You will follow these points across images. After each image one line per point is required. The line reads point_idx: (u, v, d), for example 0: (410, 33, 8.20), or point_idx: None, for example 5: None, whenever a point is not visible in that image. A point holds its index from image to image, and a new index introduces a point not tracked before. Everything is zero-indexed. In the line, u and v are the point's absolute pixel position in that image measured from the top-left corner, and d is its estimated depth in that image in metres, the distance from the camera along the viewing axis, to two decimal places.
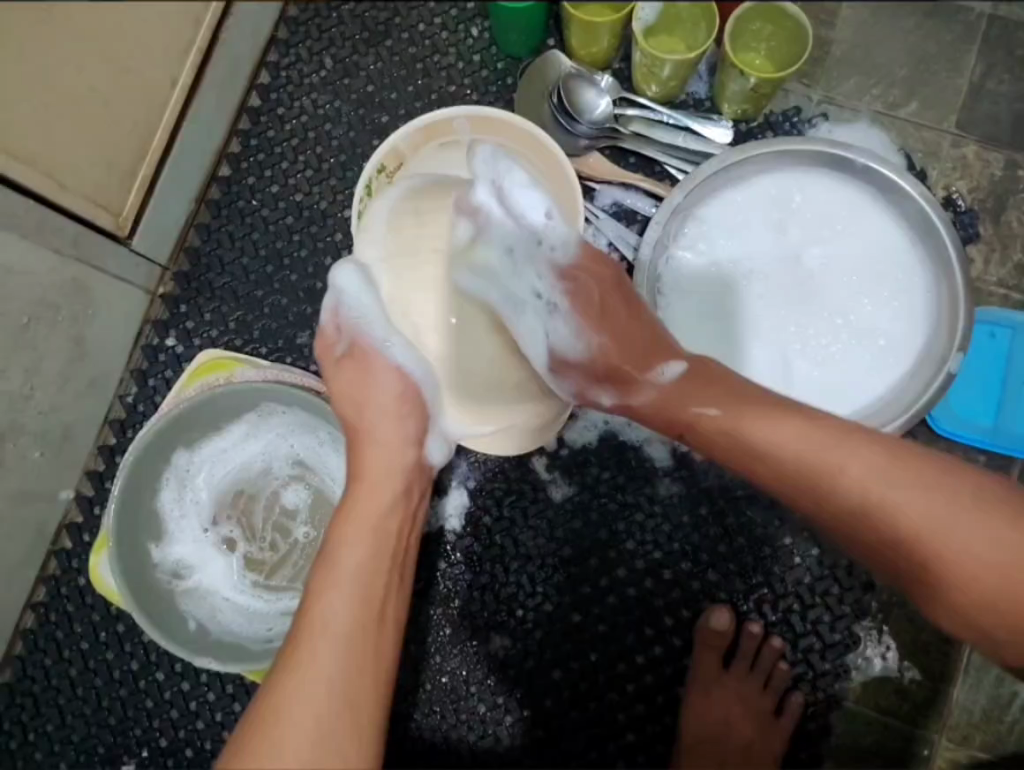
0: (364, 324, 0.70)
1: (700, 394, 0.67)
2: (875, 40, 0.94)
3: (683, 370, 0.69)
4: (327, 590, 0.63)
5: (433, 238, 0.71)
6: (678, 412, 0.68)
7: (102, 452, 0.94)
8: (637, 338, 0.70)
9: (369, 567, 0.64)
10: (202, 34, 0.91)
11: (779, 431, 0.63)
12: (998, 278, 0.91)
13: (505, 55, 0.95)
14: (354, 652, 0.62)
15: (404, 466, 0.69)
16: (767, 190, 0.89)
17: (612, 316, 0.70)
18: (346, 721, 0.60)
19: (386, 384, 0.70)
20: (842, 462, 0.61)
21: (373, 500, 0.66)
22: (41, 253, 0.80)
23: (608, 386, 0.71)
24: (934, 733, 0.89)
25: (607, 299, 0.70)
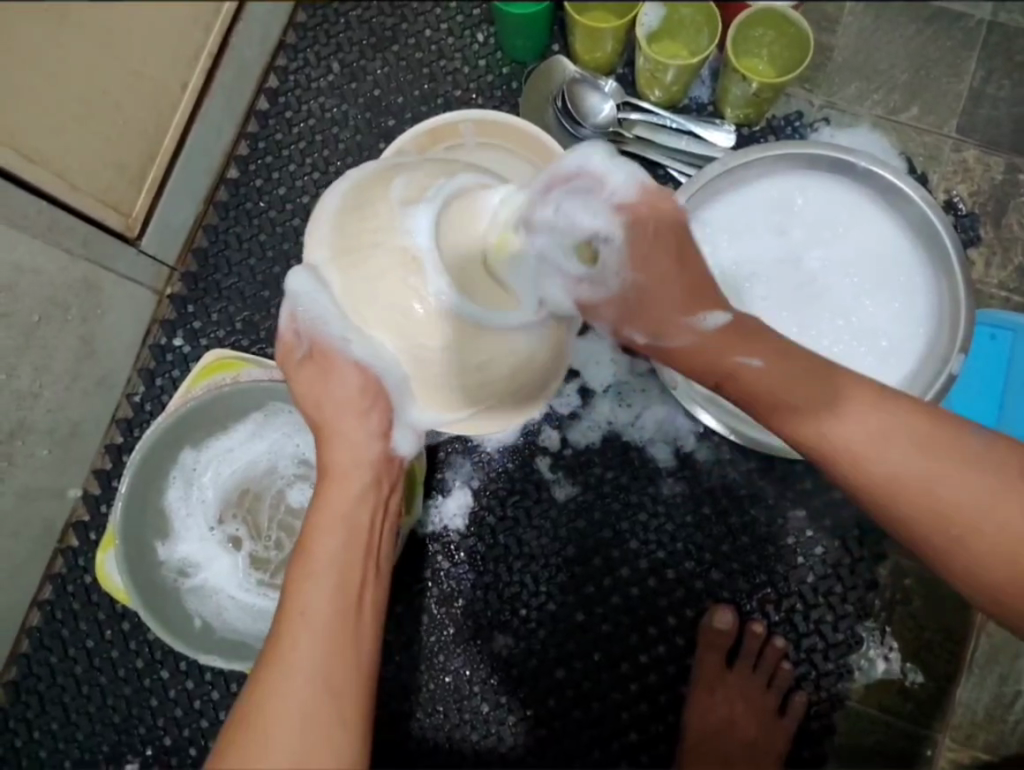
0: (322, 326, 0.66)
1: (743, 346, 0.61)
2: (876, 46, 0.96)
3: (726, 322, 0.62)
4: (304, 583, 0.61)
5: (373, 230, 0.61)
6: (716, 363, 0.62)
7: (109, 451, 0.95)
8: (676, 285, 0.60)
9: (344, 555, 0.62)
10: (212, 39, 0.93)
11: (814, 401, 0.60)
12: (999, 280, 0.92)
13: (510, 60, 0.96)
14: (335, 639, 0.59)
15: (371, 458, 0.67)
16: (768, 193, 0.90)
17: (662, 256, 0.59)
18: (334, 713, 0.57)
19: (347, 383, 0.66)
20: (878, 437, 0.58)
21: (343, 493, 0.65)
22: (52, 252, 0.81)
23: (642, 329, 0.62)
24: (937, 733, 0.89)
25: (663, 238, 0.59)
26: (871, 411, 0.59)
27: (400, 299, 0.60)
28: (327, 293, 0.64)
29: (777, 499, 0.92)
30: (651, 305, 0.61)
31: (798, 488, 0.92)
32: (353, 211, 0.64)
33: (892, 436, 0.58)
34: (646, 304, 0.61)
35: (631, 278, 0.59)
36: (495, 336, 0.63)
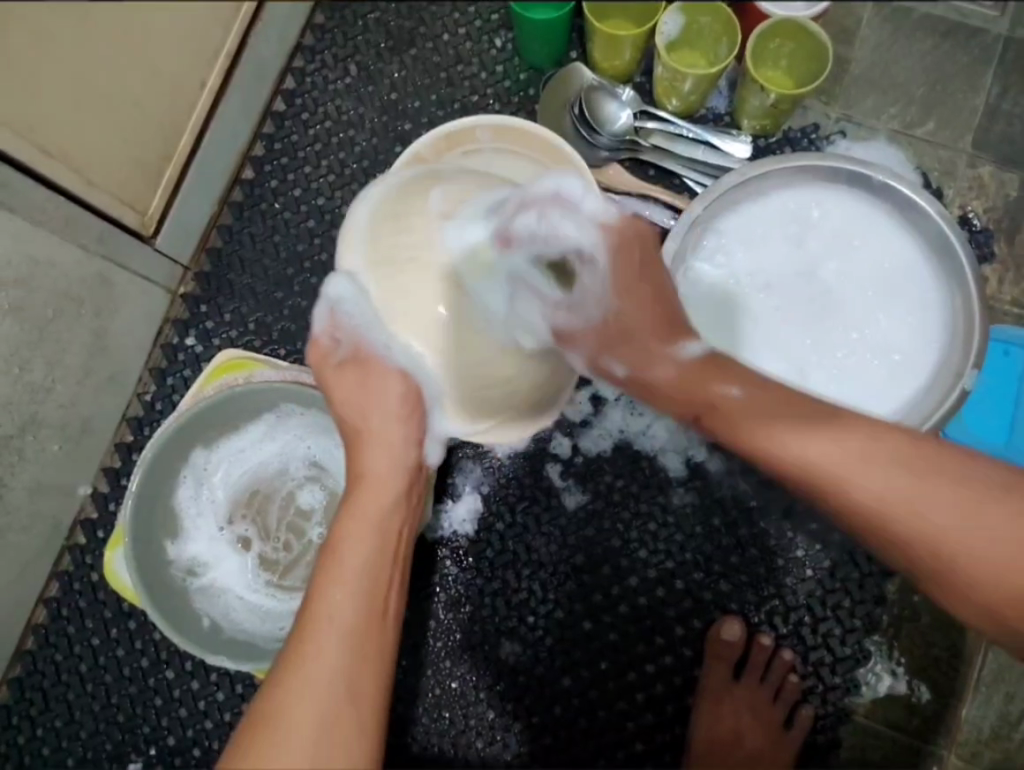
0: (365, 332, 0.65)
1: (722, 378, 0.64)
2: (893, 60, 0.96)
3: (704, 350, 0.66)
4: (333, 583, 0.61)
5: (414, 239, 0.61)
6: (697, 394, 0.65)
7: (119, 449, 0.95)
8: (651, 317, 0.65)
9: (370, 563, 0.62)
10: (231, 39, 0.93)
11: (800, 432, 0.61)
12: (1012, 297, 0.92)
13: (527, 66, 0.97)
14: (358, 644, 0.59)
15: (405, 464, 0.67)
16: (784, 204, 0.90)
17: (641, 289, 0.64)
18: (352, 720, 0.57)
19: (391, 394, 0.66)
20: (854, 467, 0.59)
21: (376, 501, 0.65)
22: (67, 248, 0.81)
23: (627, 358, 0.66)
24: (943, 749, 0.89)
25: (649, 267, 0.64)
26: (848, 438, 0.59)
27: (425, 308, 0.61)
28: (366, 296, 0.63)
29: (787, 510, 0.92)
30: (633, 335, 0.65)
31: (808, 501, 0.92)
32: (389, 218, 0.62)
33: (880, 465, 0.58)
34: (618, 320, 0.64)
35: (616, 307, 0.64)
36: (505, 376, 0.65)
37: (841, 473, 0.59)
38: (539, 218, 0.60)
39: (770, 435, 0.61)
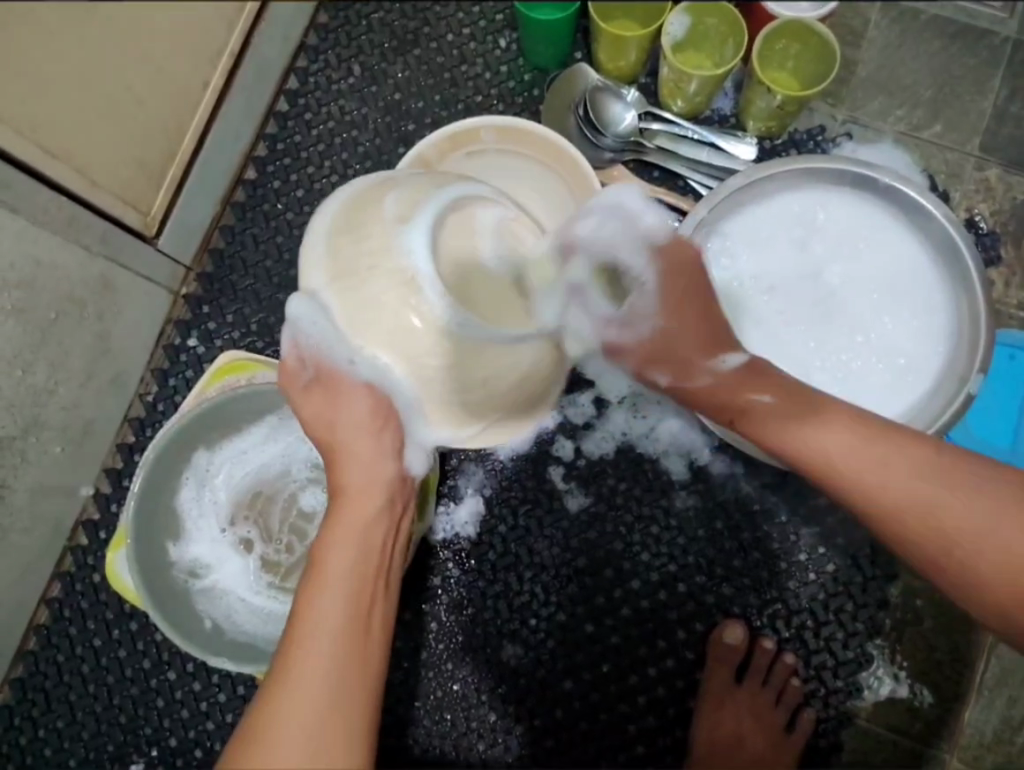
0: (327, 350, 0.62)
1: (756, 384, 0.67)
2: (901, 61, 0.95)
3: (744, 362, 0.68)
4: (316, 594, 0.60)
5: (370, 249, 0.57)
6: (731, 401, 0.68)
7: (121, 450, 0.95)
8: (696, 336, 0.68)
9: (354, 571, 0.62)
10: (234, 38, 0.93)
11: (818, 431, 0.63)
12: (1018, 300, 0.92)
13: (532, 66, 0.96)
14: (344, 649, 0.58)
15: (386, 474, 0.65)
16: (789, 206, 0.89)
17: (688, 308, 0.68)
18: (344, 724, 0.56)
19: (358, 409, 0.64)
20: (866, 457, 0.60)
21: (357, 512, 0.64)
22: (70, 249, 0.81)
23: (668, 372, 0.70)
24: (945, 753, 0.89)
25: (690, 283, 0.67)
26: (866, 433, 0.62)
27: (393, 317, 0.57)
28: (330, 316, 0.59)
29: (790, 514, 0.92)
30: (669, 345, 0.69)
31: (811, 505, 0.91)
32: (346, 233, 0.59)
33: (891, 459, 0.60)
34: (669, 334, 0.69)
35: (662, 325, 0.68)
36: (492, 381, 0.61)
37: (859, 465, 0.60)
38: (581, 239, 0.65)
39: (788, 435, 0.64)
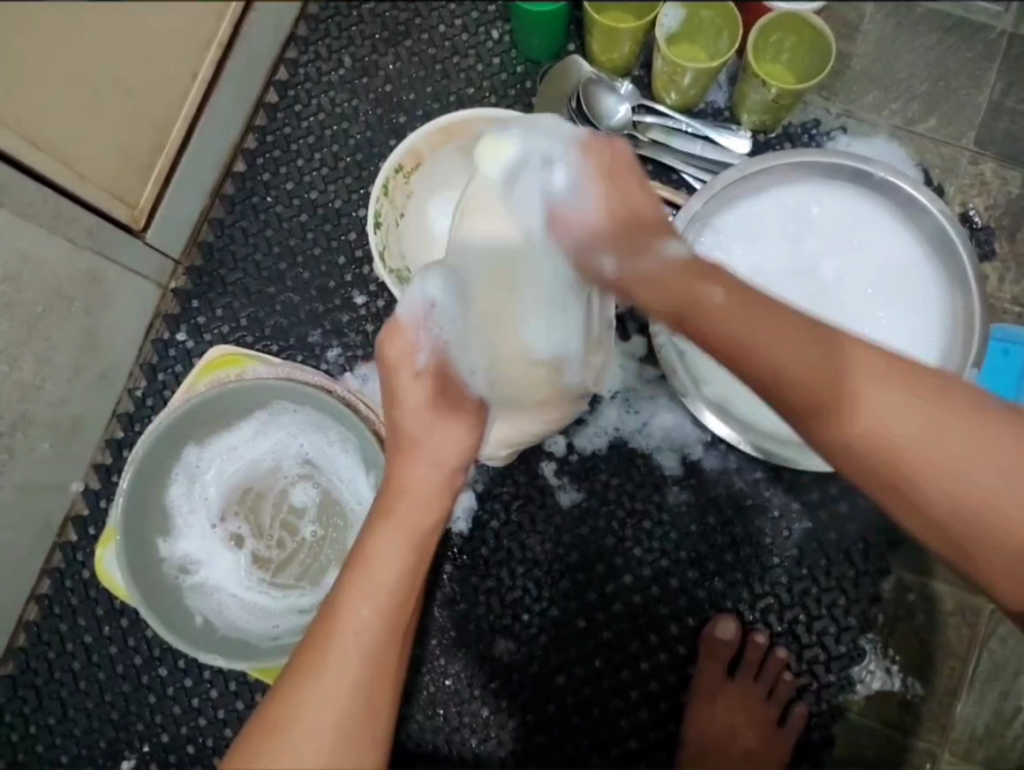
0: (455, 352, 0.67)
1: (702, 279, 0.59)
2: (895, 54, 0.95)
3: (689, 248, 0.62)
4: (360, 593, 0.62)
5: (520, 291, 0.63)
6: (677, 290, 0.59)
7: (110, 446, 0.94)
8: (641, 206, 0.63)
9: (403, 576, 0.64)
10: (224, 28, 0.91)
11: (812, 351, 0.55)
12: (1012, 295, 0.91)
13: (524, 59, 0.95)
14: (380, 654, 0.61)
15: (449, 483, 0.69)
16: (784, 201, 0.89)
17: (622, 188, 0.63)
18: (366, 729, 0.60)
19: (442, 438, 0.68)
20: (838, 376, 0.54)
21: (415, 514, 0.66)
22: (55, 243, 0.80)
23: (616, 255, 0.62)
24: (936, 747, 0.90)
25: (617, 167, 0.63)
26: (862, 357, 0.55)
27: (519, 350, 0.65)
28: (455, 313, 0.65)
29: (782, 509, 0.92)
30: (627, 230, 0.62)
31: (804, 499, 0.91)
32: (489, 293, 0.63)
33: (878, 381, 0.54)
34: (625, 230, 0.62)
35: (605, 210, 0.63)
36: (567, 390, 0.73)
37: (820, 378, 0.54)
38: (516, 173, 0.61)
39: (769, 354, 0.55)
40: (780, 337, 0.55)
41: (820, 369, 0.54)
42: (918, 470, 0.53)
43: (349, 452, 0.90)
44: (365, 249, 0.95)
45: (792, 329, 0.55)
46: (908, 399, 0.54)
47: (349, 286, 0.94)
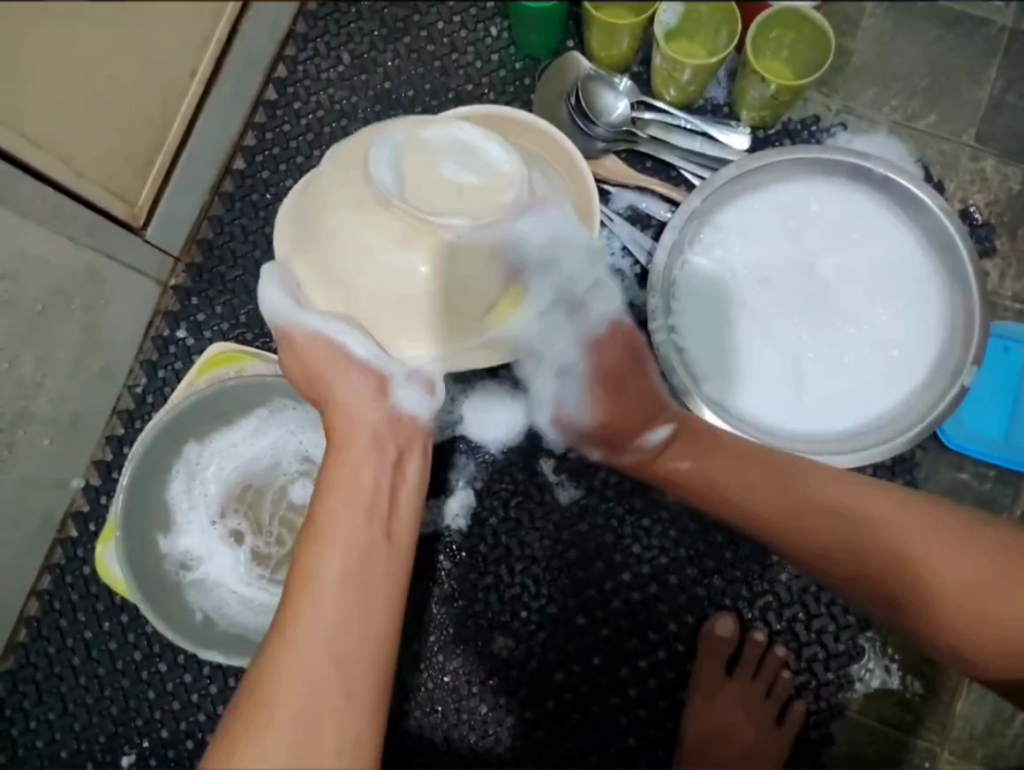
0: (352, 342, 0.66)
1: (684, 456, 0.73)
2: (896, 49, 0.94)
3: (670, 435, 0.73)
4: (314, 551, 0.60)
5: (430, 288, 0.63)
6: (654, 467, 0.75)
7: (110, 443, 0.94)
8: (635, 412, 0.72)
9: (354, 526, 0.61)
10: (222, 27, 0.92)
11: (826, 495, 0.69)
12: (1013, 292, 0.91)
13: (523, 55, 0.95)
14: (341, 602, 0.59)
15: (373, 420, 0.65)
16: (784, 198, 0.89)
17: (618, 394, 0.72)
18: (343, 681, 0.57)
19: (356, 383, 0.65)
20: (847, 512, 0.69)
21: (353, 461, 0.63)
22: (56, 241, 0.80)
23: (597, 438, 0.75)
24: (936, 745, 0.89)
25: (623, 367, 0.71)
26: (866, 498, 0.69)
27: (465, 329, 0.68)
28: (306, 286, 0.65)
29: None
30: (618, 419, 0.73)
31: None
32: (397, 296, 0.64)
33: (881, 514, 0.68)
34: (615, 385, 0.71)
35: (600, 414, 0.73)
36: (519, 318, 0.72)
37: (830, 520, 0.69)
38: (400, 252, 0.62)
39: (786, 498, 0.70)
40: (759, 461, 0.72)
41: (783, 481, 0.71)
42: (883, 547, 0.67)
43: None
44: None
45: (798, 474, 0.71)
46: (907, 529, 0.67)
47: None
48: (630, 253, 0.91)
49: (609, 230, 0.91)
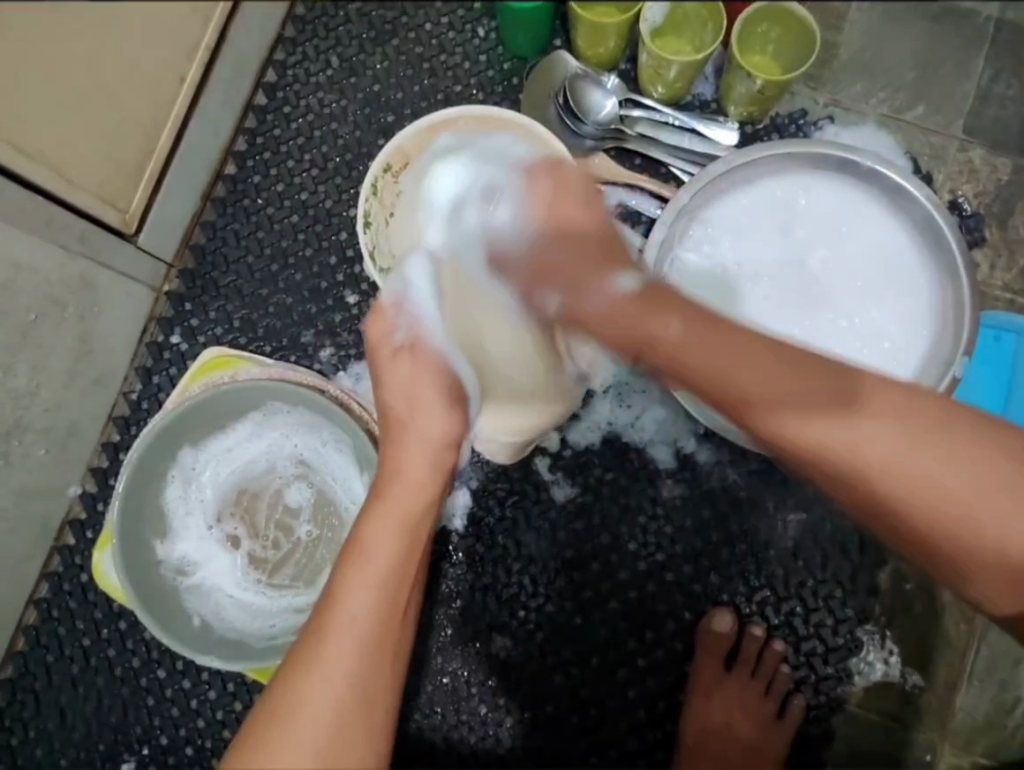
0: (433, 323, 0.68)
1: (659, 313, 0.64)
2: (883, 43, 0.94)
3: (639, 282, 0.66)
4: (355, 581, 0.61)
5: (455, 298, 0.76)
6: (635, 329, 0.64)
7: (106, 450, 0.95)
8: (591, 246, 0.67)
9: (398, 566, 0.62)
10: (210, 35, 0.92)
11: (790, 384, 0.60)
12: (1004, 283, 0.91)
13: (511, 55, 0.95)
14: (377, 639, 0.60)
15: (441, 466, 0.67)
16: (773, 192, 0.89)
17: (561, 224, 0.67)
18: (364, 715, 0.59)
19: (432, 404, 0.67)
20: (812, 401, 0.59)
21: (411, 499, 0.64)
22: (47, 249, 0.80)
23: (554, 286, 0.68)
24: (936, 737, 0.89)
25: (563, 196, 0.67)
26: (836, 390, 0.59)
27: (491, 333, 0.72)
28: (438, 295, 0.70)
29: (778, 501, 0.91)
30: (556, 261, 0.67)
31: (800, 490, 0.91)
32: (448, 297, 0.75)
33: (859, 408, 0.58)
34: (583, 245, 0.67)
35: (534, 235, 0.67)
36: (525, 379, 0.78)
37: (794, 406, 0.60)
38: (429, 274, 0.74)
39: (749, 379, 0.61)
40: (748, 360, 0.61)
41: (765, 379, 0.61)
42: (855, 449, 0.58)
43: (341, 452, 0.90)
44: (356, 250, 0.95)
45: (761, 360, 0.61)
46: (881, 424, 0.58)
47: (341, 287, 0.95)
48: None
49: None
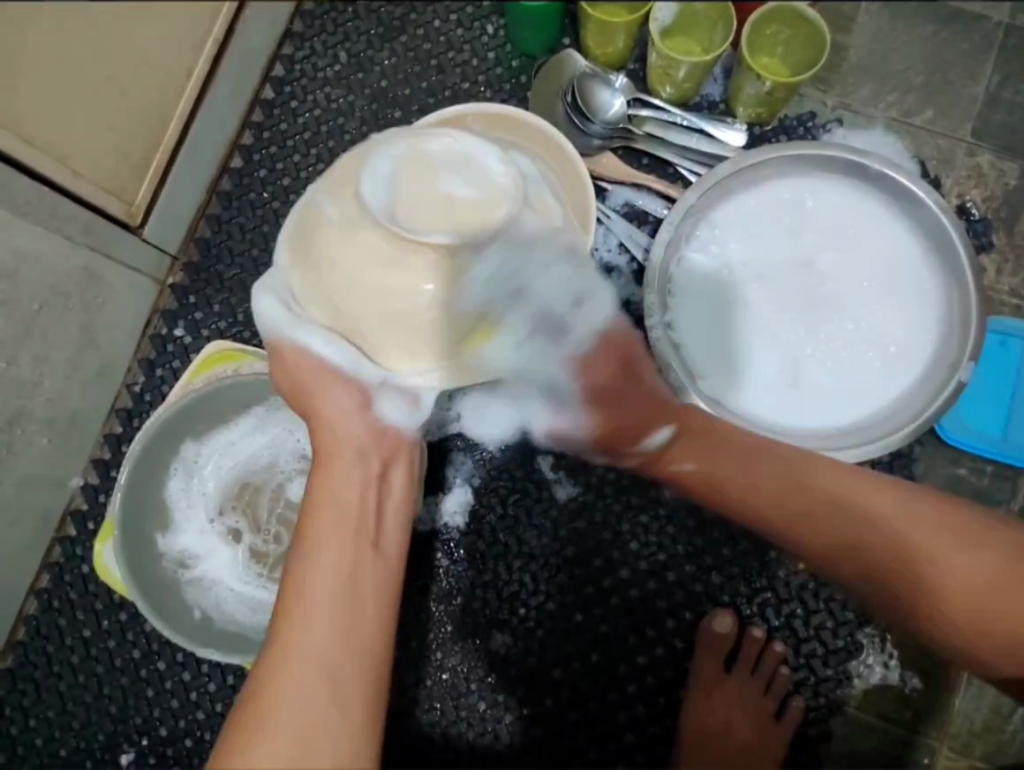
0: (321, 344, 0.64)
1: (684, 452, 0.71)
2: (892, 46, 0.94)
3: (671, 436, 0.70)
4: (306, 565, 0.60)
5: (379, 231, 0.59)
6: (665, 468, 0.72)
7: (108, 441, 0.95)
8: (639, 401, 0.70)
9: (343, 537, 0.61)
10: (219, 25, 0.91)
11: (799, 488, 0.68)
12: (1010, 287, 0.91)
13: (519, 53, 0.95)
14: (336, 613, 0.58)
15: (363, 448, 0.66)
16: (780, 194, 0.89)
17: (622, 398, 0.69)
18: (339, 688, 0.57)
19: (340, 399, 0.65)
20: (830, 506, 0.67)
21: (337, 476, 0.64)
22: (53, 240, 0.80)
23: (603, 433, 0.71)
24: (934, 740, 0.89)
25: (621, 371, 0.69)
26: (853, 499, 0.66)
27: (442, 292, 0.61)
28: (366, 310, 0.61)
29: None
30: (622, 424, 0.70)
31: None
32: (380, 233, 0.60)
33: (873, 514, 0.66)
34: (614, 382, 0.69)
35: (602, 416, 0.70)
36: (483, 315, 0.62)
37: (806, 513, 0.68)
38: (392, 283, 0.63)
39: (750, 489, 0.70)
40: (760, 470, 0.69)
41: (772, 485, 0.69)
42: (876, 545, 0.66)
43: None
44: None
45: (771, 471, 0.69)
46: (897, 528, 0.65)
47: None
48: (626, 249, 0.91)
49: (605, 227, 0.91)
